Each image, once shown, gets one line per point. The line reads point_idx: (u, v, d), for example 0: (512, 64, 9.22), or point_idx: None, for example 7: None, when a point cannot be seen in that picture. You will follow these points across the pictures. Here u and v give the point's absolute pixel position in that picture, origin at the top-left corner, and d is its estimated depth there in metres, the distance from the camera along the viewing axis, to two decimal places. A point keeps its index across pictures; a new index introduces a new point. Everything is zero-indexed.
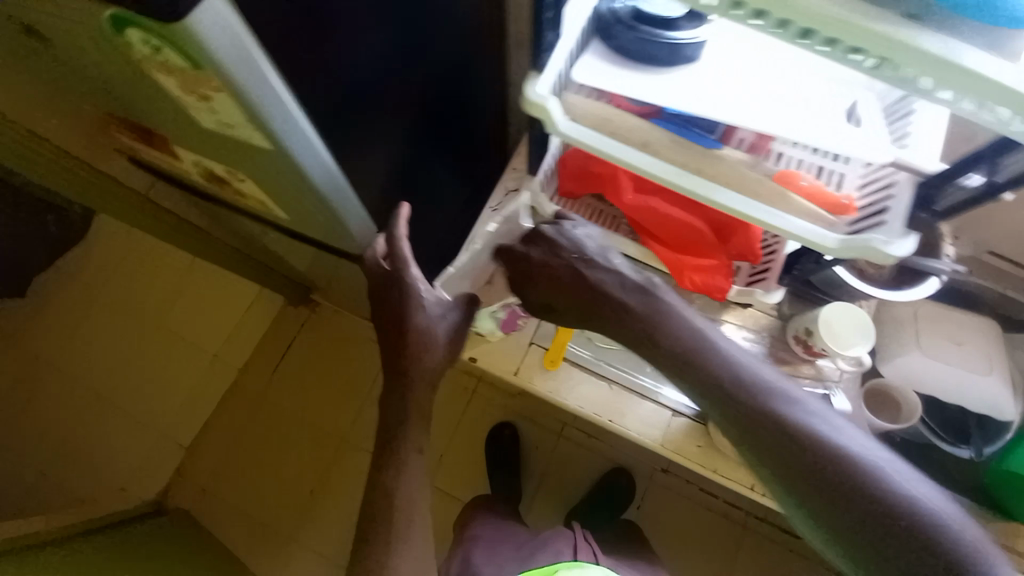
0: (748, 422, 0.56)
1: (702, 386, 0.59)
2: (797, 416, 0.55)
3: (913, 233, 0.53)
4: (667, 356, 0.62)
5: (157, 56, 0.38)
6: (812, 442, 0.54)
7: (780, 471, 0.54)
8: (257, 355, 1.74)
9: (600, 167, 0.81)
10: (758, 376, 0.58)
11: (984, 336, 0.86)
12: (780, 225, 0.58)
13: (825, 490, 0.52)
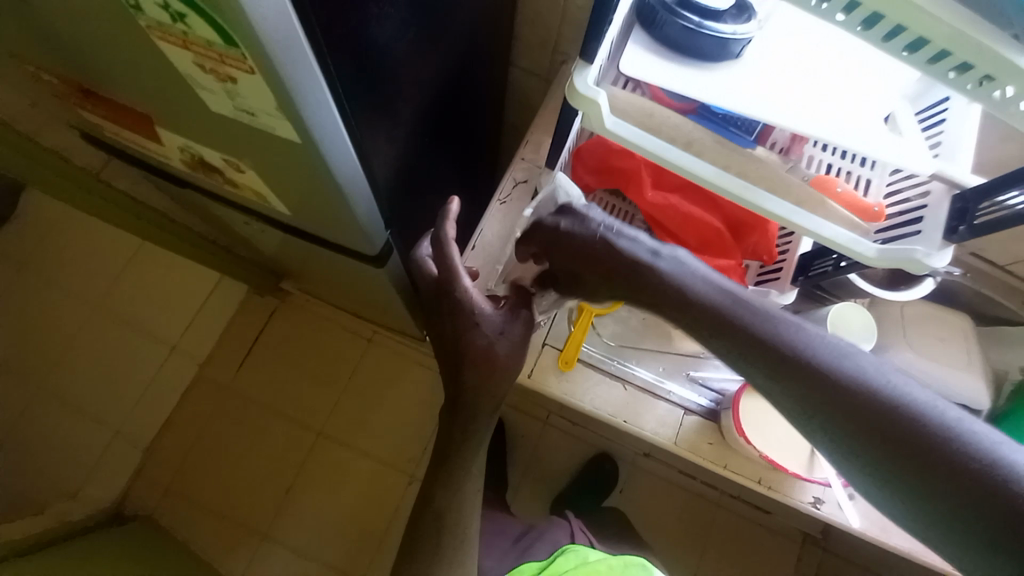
0: (775, 365, 0.49)
1: (719, 326, 0.52)
2: (829, 354, 0.48)
3: (950, 248, 0.54)
4: (684, 307, 0.54)
5: (180, 25, 0.32)
6: (871, 400, 0.45)
7: (815, 418, 0.47)
8: (221, 347, 1.61)
9: (620, 162, 0.78)
10: (802, 335, 0.50)
11: (961, 334, 0.93)
12: (825, 233, 0.57)
13: (876, 436, 0.44)
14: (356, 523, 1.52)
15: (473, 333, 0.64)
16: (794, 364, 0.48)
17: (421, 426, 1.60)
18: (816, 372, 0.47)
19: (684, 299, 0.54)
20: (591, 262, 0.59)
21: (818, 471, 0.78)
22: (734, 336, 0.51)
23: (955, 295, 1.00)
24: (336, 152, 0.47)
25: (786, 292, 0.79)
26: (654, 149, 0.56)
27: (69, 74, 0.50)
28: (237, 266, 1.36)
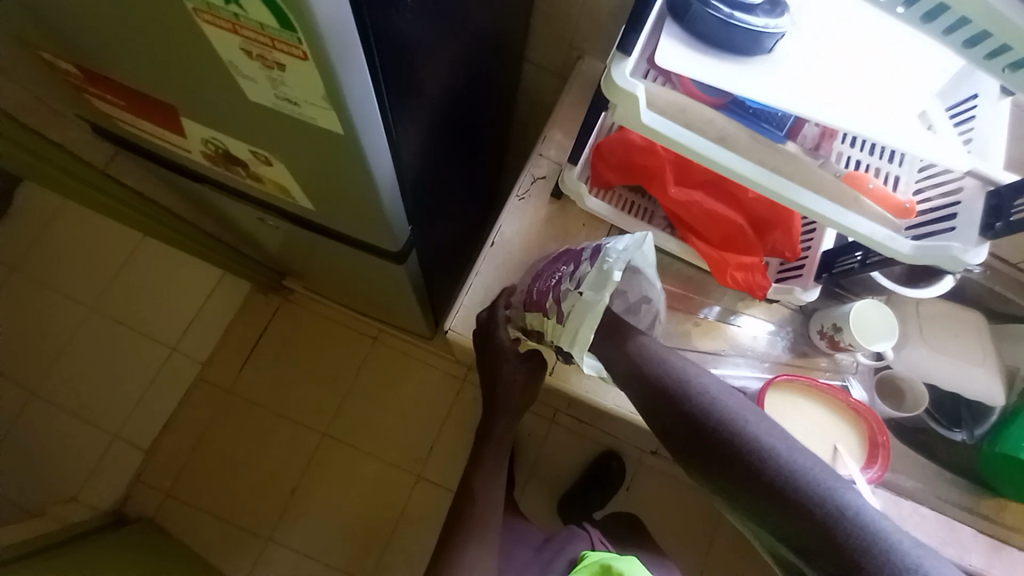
0: (715, 461, 0.60)
1: (670, 424, 0.64)
2: (745, 431, 0.60)
3: (986, 244, 0.54)
4: (634, 373, 0.68)
5: (234, 8, 0.32)
6: (757, 458, 0.58)
7: (745, 505, 0.58)
8: (222, 347, 1.58)
9: (644, 158, 0.77)
10: (717, 401, 0.63)
11: (975, 330, 0.94)
12: (857, 228, 0.56)
13: (755, 487, 0.57)
14: (363, 526, 1.50)
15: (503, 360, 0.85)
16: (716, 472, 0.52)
17: (426, 426, 1.58)
18: (743, 472, 0.58)
19: (663, 398, 0.65)
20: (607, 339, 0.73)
21: (844, 470, 0.75)
22: (686, 436, 0.63)
23: (968, 293, 1.00)
24: (374, 145, 0.46)
25: (807, 290, 0.79)
26: (695, 146, 0.55)
27: (89, 62, 0.48)
28: (240, 265, 1.33)
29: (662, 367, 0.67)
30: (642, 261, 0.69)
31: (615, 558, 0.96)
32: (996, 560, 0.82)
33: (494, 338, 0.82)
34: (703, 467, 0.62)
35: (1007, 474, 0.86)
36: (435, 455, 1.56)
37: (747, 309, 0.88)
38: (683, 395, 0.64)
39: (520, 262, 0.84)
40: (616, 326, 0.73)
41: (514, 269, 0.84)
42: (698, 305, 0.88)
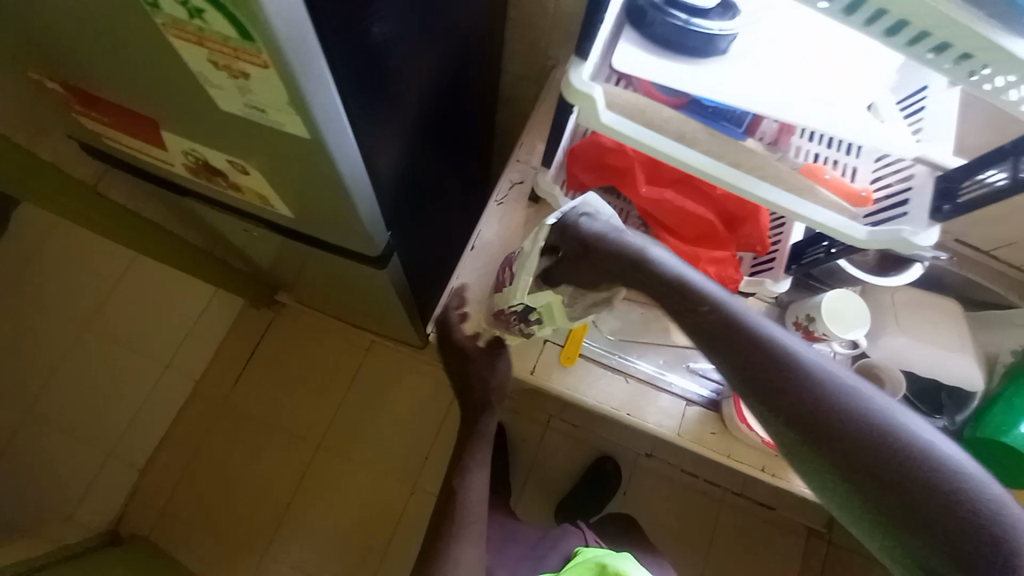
0: (797, 409, 0.50)
1: (743, 367, 0.53)
2: (799, 363, 0.51)
3: (936, 226, 0.57)
4: (632, 267, 0.59)
5: (197, 23, 0.35)
6: (814, 387, 0.50)
7: (824, 462, 0.49)
8: (214, 363, 1.62)
9: (616, 158, 0.80)
10: (760, 326, 0.54)
11: (952, 317, 0.96)
12: (813, 216, 0.58)
13: (804, 422, 0.49)
14: (357, 534, 1.50)
15: (465, 356, 0.89)
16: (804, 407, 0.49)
17: (420, 435, 1.59)
18: (830, 425, 0.49)
19: (688, 310, 0.56)
20: (594, 268, 0.63)
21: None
22: (761, 382, 0.51)
23: (942, 282, 1.03)
24: (343, 152, 0.49)
25: (778, 281, 0.82)
26: (657, 144, 0.59)
27: (74, 79, 0.51)
28: (233, 280, 1.35)
29: (729, 307, 0.55)
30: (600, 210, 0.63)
31: (610, 555, 0.96)
32: None
33: (452, 335, 0.88)
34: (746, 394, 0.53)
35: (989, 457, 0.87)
36: (431, 463, 1.56)
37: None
38: (760, 338, 0.53)
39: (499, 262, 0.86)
40: (588, 257, 0.62)
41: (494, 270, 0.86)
42: None
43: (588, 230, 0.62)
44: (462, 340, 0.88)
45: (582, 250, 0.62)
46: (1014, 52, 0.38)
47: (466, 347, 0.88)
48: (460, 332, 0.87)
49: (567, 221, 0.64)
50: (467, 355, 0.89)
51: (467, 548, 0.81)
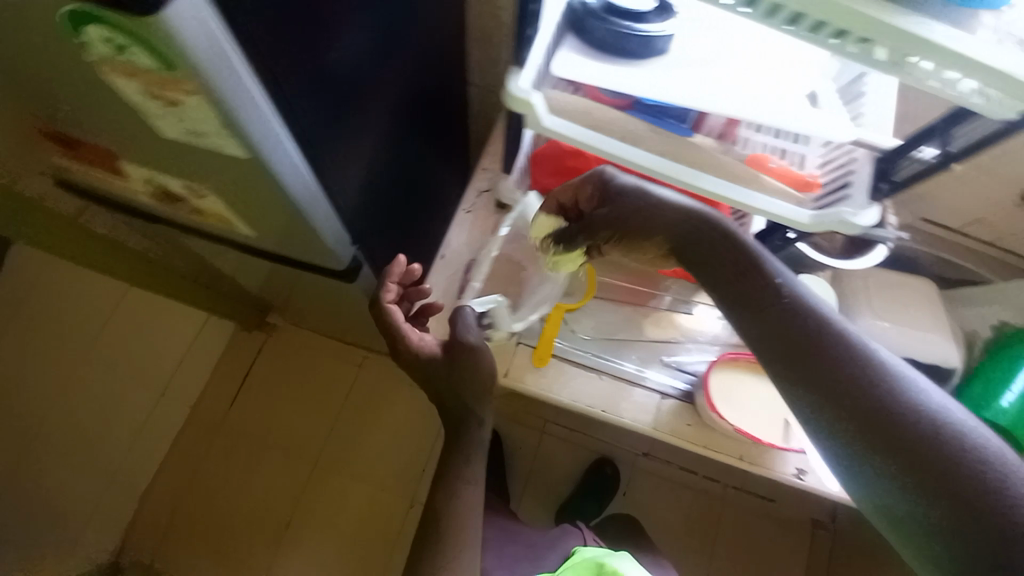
0: (854, 392, 0.54)
1: (796, 349, 0.58)
2: (862, 360, 0.55)
3: (876, 207, 0.58)
4: (684, 236, 0.66)
5: (121, 56, 0.38)
6: (876, 381, 0.54)
7: (872, 447, 0.52)
8: (208, 387, 1.61)
9: (575, 161, 0.82)
10: (826, 320, 0.59)
11: (923, 297, 0.96)
12: (757, 205, 0.60)
13: (862, 413, 0.53)
14: (359, 551, 1.50)
15: (428, 367, 0.76)
16: (863, 397, 0.53)
17: (418, 447, 1.59)
18: (892, 419, 0.52)
19: (756, 301, 0.62)
20: (633, 227, 0.67)
21: (793, 441, 0.78)
22: (823, 363, 0.56)
23: (916, 263, 1.04)
24: (285, 166, 0.51)
25: None
26: (601, 145, 0.61)
27: (39, 118, 0.54)
28: (223, 305, 1.38)
29: (798, 292, 0.61)
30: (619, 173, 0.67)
31: (608, 556, 0.96)
32: None
33: (400, 343, 0.76)
34: (807, 387, 0.57)
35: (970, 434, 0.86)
36: (430, 475, 1.57)
37: (697, 297, 0.92)
38: (828, 327, 0.58)
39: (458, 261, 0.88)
40: (628, 211, 0.66)
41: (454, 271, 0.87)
42: (649, 296, 0.92)
43: (639, 192, 0.66)
44: (417, 347, 0.76)
45: (632, 211, 0.66)
46: (904, 31, 0.41)
47: (433, 356, 0.76)
48: (410, 332, 0.76)
49: (612, 186, 0.67)
50: (430, 365, 0.76)
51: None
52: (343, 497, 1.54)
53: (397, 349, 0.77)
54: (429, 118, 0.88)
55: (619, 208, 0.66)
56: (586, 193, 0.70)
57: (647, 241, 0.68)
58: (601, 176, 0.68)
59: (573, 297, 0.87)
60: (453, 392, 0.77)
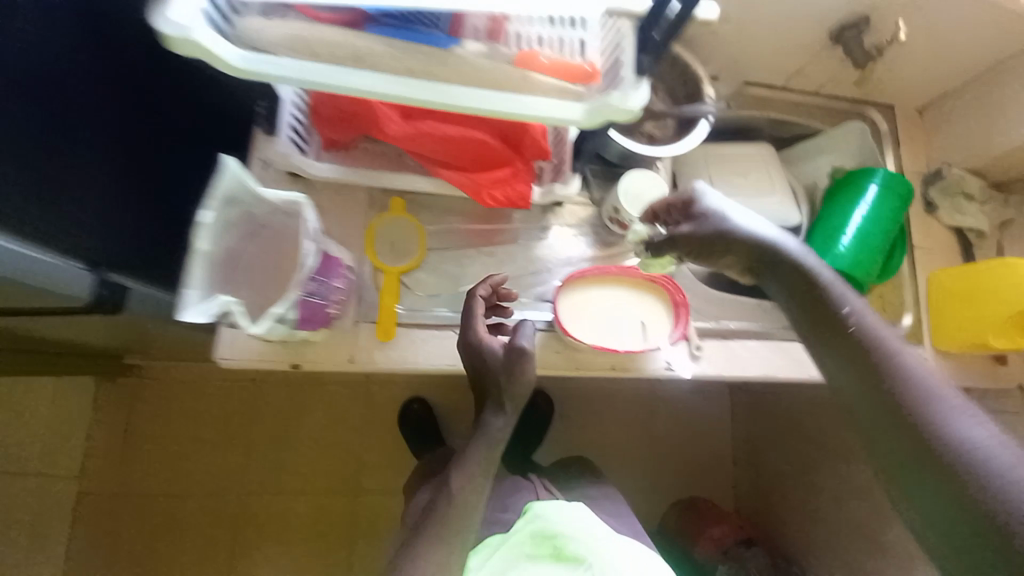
0: (891, 419, 0.58)
1: (842, 345, 0.64)
2: (894, 366, 0.60)
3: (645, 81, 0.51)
4: (772, 259, 0.70)
5: None
6: (902, 384, 0.59)
7: (907, 473, 0.56)
8: (94, 453, 1.44)
9: (352, 103, 0.68)
10: (870, 329, 0.64)
11: (763, 162, 0.96)
12: (526, 111, 0.52)
13: (889, 408, 0.58)
14: (319, 560, 1.48)
15: (481, 358, 0.71)
16: (893, 397, 0.59)
17: (351, 441, 1.54)
18: (913, 418, 0.57)
19: (818, 309, 0.67)
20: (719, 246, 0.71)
21: (652, 339, 0.80)
22: (867, 389, 0.61)
23: (756, 129, 1.04)
24: None
25: (567, 183, 0.79)
26: (311, 78, 0.48)
27: None
28: (60, 365, 1.19)
29: (866, 320, 0.64)
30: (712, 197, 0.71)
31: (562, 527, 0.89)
32: None
33: (468, 333, 0.72)
34: (848, 384, 0.63)
35: None
36: (372, 464, 1.54)
37: (551, 222, 0.87)
38: (873, 352, 0.62)
39: (202, 263, 0.57)
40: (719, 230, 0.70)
41: (218, 271, 0.60)
42: (500, 234, 0.86)
43: (714, 215, 0.70)
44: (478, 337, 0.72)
45: (710, 227, 0.70)
46: None
47: (489, 346, 0.70)
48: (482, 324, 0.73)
49: (694, 201, 0.72)
50: (485, 357, 0.71)
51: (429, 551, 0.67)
52: (301, 519, 1.49)
53: (463, 333, 0.73)
54: (176, 91, 0.72)
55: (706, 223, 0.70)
56: (677, 205, 0.74)
57: (719, 257, 0.72)
58: (684, 194, 0.73)
59: (406, 258, 0.79)
60: (490, 381, 0.71)
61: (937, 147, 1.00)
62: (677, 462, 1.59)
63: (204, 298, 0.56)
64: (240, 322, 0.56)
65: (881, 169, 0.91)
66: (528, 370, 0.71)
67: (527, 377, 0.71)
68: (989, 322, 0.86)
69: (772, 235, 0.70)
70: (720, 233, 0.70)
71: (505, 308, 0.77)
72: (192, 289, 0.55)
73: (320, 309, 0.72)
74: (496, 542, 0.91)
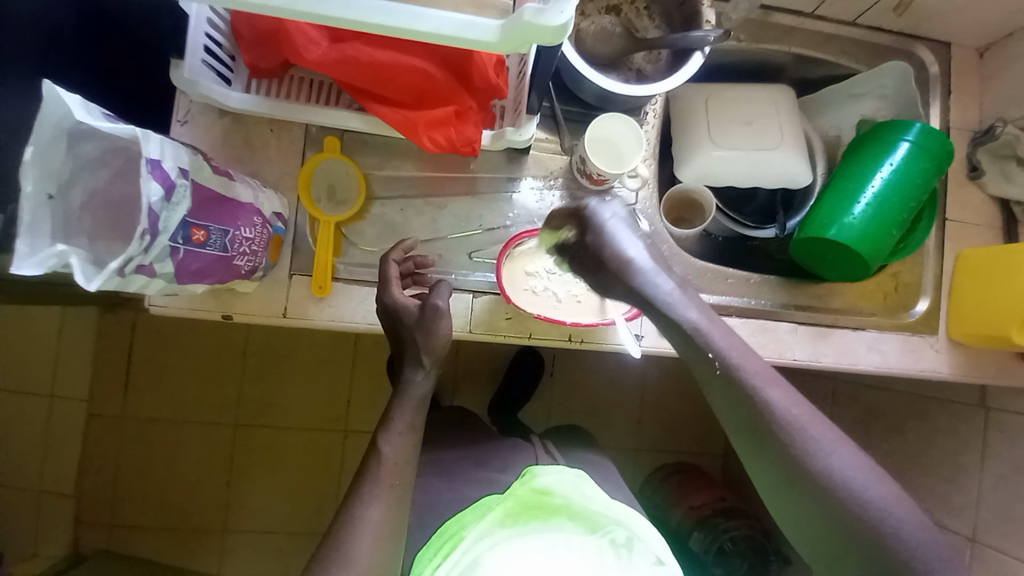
0: (769, 455, 0.55)
1: (725, 388, 0.58)
2: (771, 414, 0.55)
3: None
4: (644, 299, 0.62)
5: None
6: (782, 430, 0.54)
7: (782, 500, 0.55)
8: (95, 379, 1.31)
9: (267, 22, 0.59)
10: (745, 367, 0.57)
11: (774, 108, 0.82)
12: (426, 27, 0.42)
13: (771, 456, 0.55)
14: (309, 494, 1.38)
15: (397, 319, 0.67)
16: (775, 444, 0.54)
17: (341, 384, 1.40)
18: (796, 468, 0.53)
19: (690, 349, 0.60)
20: (602, 273, 0.64)
21: (608, 314, 0.73)
22: (741, 422, 0.57)
23: (777, 67, 0.88)
24: None
25: (521, 126, 0.67)
26: None
27: None
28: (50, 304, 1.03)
29: (733, 362, 0.57)
30: (611, 224, 0.63)
31: (585, 512, 0.62)
32: (824, 347, 0.79)
33: (384, 297, 0.67)
34: (732, 424, 0.58)
35: (818, 255, 0.79)
36: (358, 405, 1.40)
37: (520, 171, 0.78)
38: (740, 387, 0.56)
39: (29, 210, 0.40)
40: (602, 262, 0.63)
41: (68, 211, 0.43)
42: (455, 183, 0.76)
43: (602, 245, 0.63)
44: (394, 300, 0.67)
45: (598, 253, 0.63)
46: None
47: (406, 306, 0.66)
48: (399, 289, 0.67)
49: (586, 222, 0.64)
50: (401, 318, 0.66)
51: (373, 497, 0.61)
52: (294, 458, 1.38)
53: (380, 297, 0.68)
54: None
55: (592, 249, 0.64)
56: (569, 225, 0.66)
57: (606, 287, 0.65)
58: (578, 207, 0.65)
59: (346, 206, 0.72)
60: (406, 343, 0.67)
61: (992, 98, 0.83)
62: (666, 427, 1.53)
63: (51, 255, 0.40)
64: (78, 278, 0.40)
65: (918, 122, 0.76)
66: (446, 326, 0.67)
67: (445, 333, 0.67)
68: (1016, 316, 0.74)
69: (657, 284, 0.62)
70: (605, 263, 0.63)
71: (424, 276, 0.72)
72: (17, 235, 0.39)
73: (228, 262, 0.55)
74: (482, 504, 0.67)
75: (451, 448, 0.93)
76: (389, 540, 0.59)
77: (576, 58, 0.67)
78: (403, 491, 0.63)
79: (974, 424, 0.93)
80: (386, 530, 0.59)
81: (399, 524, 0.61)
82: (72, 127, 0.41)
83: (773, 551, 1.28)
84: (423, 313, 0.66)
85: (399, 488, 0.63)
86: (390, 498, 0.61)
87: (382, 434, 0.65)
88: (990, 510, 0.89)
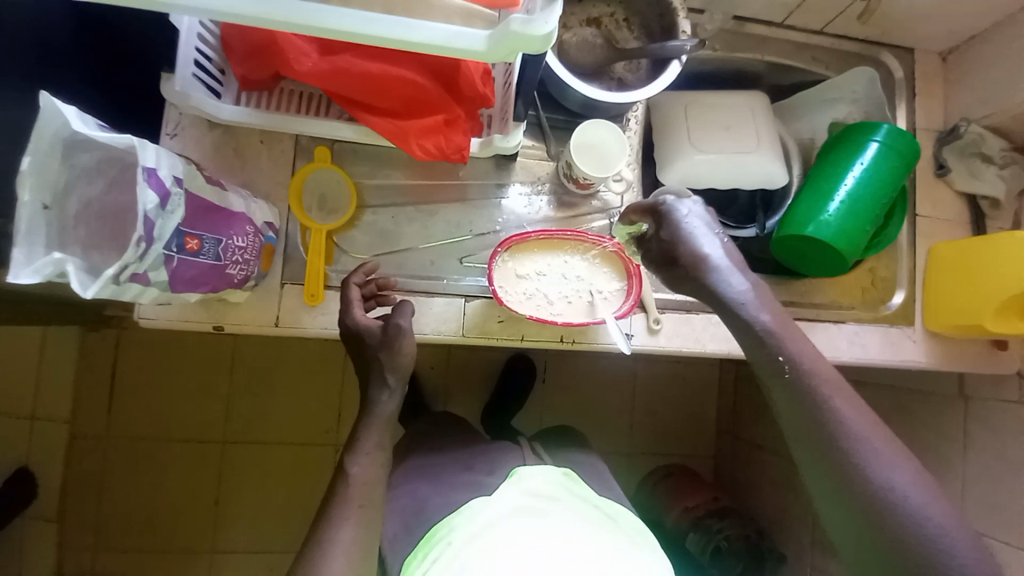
0: (826, 464, 0.55)
1: (786, 392, 0.58)
2: (834, 422, 0.55)
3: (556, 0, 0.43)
4: (715, 297, 0.62)
5: None
6: (847, 439, 0.54)
7: (834, 512, 0.54)
8: (78, 399, 1.28)
9: (257, 35, 0.60)
10: (812, 374, 0.57)
11: (750, 113, 0.86)
12: (419, 38, 0.44)
13: (826, 465, 0.55)
14: (300, 511, 1.36)
15: (360, 341, 0.67)
16: (833, 452, 0.54)
17: (332, 397, 1.39)
18: (850, 478, 0.53)
19: (760, 350, 0.60)
20: (675, 268, 0.64)
21: (598, 313, 0.74)
22: (800, 429, 0.57)
23: (752, 75, 0.92)
24: None
25: (509, 133, 0.69)
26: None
27: None
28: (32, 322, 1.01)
29: (803, 366, 0.57)
30: (690, 221, 0.63)
31: (582, 500, 0.67)
32: (809, 341, 0.82)
33: (346, 320, 0.68)
34: (793, 432, 0.58)
35: (796, 253, 0.82)
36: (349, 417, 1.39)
37: (508, 177, 0.79)
38: (803, 393, 0.57)
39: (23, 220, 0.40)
40: (676, 259, 0.63)
41: (62, 221, 0.43)
42: (444, 190, 0.78)
43: (676, 241, 0.63)
44: (356, 322, 0.68)
45: (673, 249, 0.63)
46: None
47: (367, 327, 0.66)
48: (360, 311, 0.68)
49: (664, 218, 0.64)
50: (363, 339, 0.67)
51: (351, 513, 0.60)
52: (283, 475, 1.36)
53: (342, 320, 0.69)
54: None
55: (668, 243, 0.64)
56: (646, 218, 0.67)
57: (676, 282, 0.65)
58: (656, 204, 0.65)
59: (337, 214, 0.73)
60: (371, 363, 0.67)
61: (955, 101, 0.88)
62: (658, 430, 1.54)
63: (47, 264, 0.41)
64: (76, 286, 0.41)
65: (885, 124, 0.79)
66: (408, 345, 0.66)
67: (409, 350, 0.67)
68: (984, 305, 0.77)
69: (731, 284, 0.61)
70: (679, 258, 0.63)
71: (387, 296, 0.71)
72: (13, 244, 0.40)
73: (222, 271, 0.56)
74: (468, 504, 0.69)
75: (442, 454, 0.93)
76: (361, 553, 0.59)
77: (559, 67, 0.69)
78: (369, 511, 0.62)
79: (954, 413, 0.96)
80: (356, 549, 0.58)
81: (370, 534, 0.61)
82: (67, 137, 0.42)
83: (767, 550, 1.28)
84: (385, 332, 0.66)
85: (368, 509, 0.62)
86: (359, 513, 0.61)
87: (348, 457, 0.64)
88: (975, 497, 0.91)
